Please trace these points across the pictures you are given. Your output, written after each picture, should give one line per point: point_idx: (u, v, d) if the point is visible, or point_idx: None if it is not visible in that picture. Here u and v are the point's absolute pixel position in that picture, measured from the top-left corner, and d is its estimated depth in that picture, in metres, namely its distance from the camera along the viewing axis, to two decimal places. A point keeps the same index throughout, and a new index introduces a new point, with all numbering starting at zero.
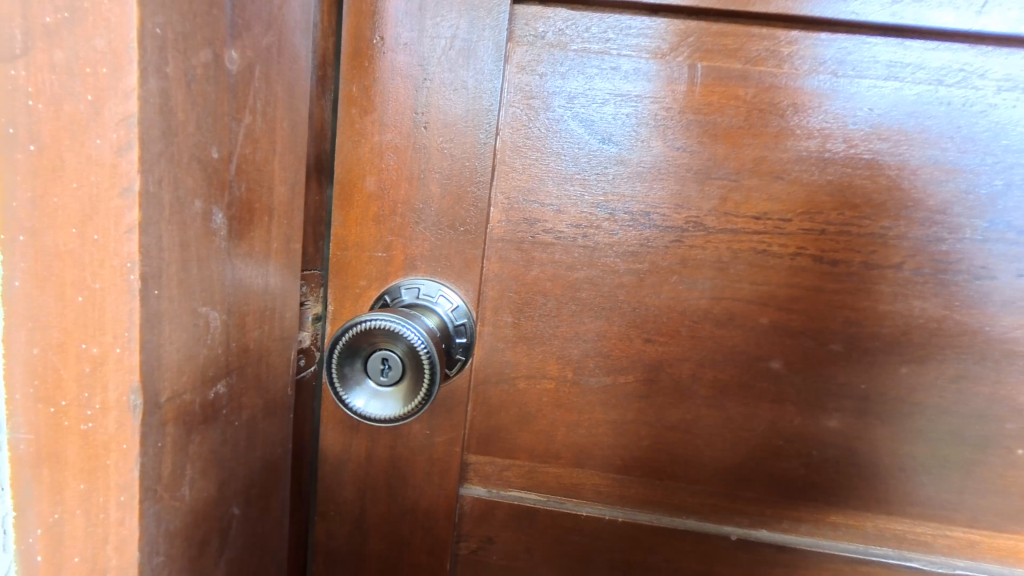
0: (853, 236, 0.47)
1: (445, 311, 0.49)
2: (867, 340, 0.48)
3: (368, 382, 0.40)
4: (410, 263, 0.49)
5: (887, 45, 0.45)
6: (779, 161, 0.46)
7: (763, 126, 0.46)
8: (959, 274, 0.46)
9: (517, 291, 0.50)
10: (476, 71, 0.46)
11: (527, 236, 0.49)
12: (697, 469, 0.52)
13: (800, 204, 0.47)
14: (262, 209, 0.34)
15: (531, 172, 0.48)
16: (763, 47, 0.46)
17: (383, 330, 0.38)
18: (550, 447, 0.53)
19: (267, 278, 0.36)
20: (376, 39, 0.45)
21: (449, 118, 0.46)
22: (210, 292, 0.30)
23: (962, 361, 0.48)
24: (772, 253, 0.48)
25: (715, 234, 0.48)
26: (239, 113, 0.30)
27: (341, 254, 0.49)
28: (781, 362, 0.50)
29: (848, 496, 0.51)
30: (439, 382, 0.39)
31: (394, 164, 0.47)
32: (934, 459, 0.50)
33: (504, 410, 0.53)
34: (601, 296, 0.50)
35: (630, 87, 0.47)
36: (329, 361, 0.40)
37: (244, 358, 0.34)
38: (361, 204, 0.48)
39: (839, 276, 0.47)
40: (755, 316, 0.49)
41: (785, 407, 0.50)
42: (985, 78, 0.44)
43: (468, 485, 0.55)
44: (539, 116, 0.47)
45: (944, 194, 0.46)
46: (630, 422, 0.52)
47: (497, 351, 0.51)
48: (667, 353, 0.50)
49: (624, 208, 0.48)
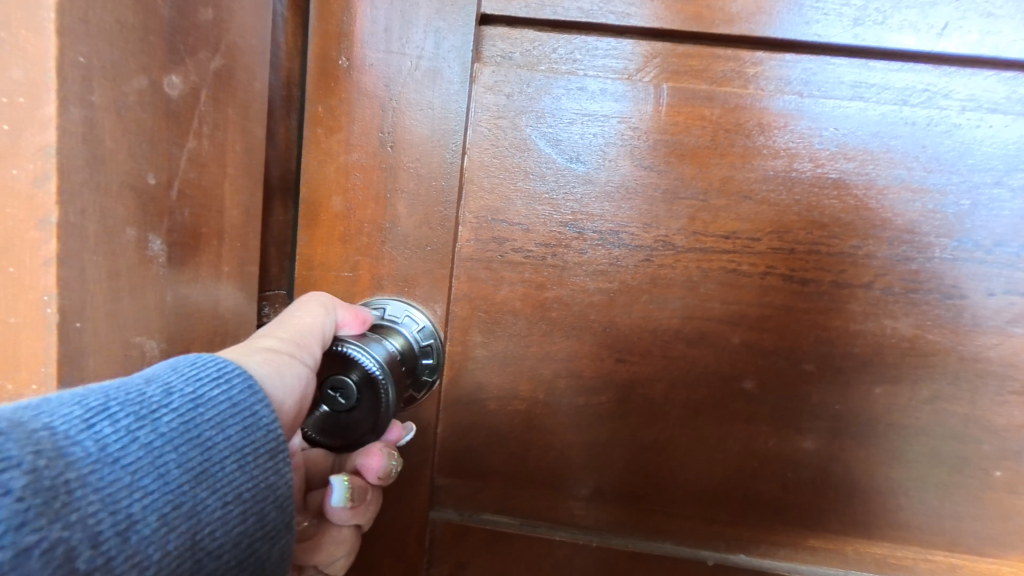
0: (823, 255, 0.46)
1: (411, 331, 0.48)
2: (840, 359, 0.48)
3: (314, 409, 0.38)
4: (377, 282, 0.49)
5: (851, 66, 0.45)
6: (746, 180, 0.46)
7: (729, 146, 0.46)
8: (930, 293, 0.46)
9: (486, 310, 0.49)
10: (442, 91, 0.46)
11: (495, 255, 0.49)
12: (670, 491, 0.51)
13: (768, 223, 0.46)
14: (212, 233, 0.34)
15: (499, 191, 0.48)
16: (729, 68, 0.46)
17: (341, 355, 0.38)
18: (523, 469, 0.52)
19: (217, 304, 0.35)
20: (342, 60, 0.45)
21: (416, 138, 0.46)
22: (162, 311, 0.30)
23: (936, 382, 0.47)
24: (741, 272, 0.47)
25: (685, 253, 0.47)
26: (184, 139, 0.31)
27: (307, 274, 0.49)
28: (754, 382, 0.49)
29: (826, 520, 0.50)
30: (392, 411, 0.38)
31: (361, 183, 0.47)
32: (912, 481, 0.49)
33: (476, 431, 0.52)
34: (571, 316, 0.49)
35: (597, 107, 0.47)
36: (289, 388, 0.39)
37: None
38: (328, 224, 0.48)
39: (810, 295, 0.47)
40: (726, 336, 0.48)
41: (759, 427, 0.49)
42: (948, 98, 0.45)
43: (439, 509, 0.53)
44: (507, 136, 0.47)
45: (912, 213, 0.45)
46: (604, 445, 0.51)
47: (467, 371, 0.50)
48: (638, 372, 0.49)
49: (593, 227, 0.48)
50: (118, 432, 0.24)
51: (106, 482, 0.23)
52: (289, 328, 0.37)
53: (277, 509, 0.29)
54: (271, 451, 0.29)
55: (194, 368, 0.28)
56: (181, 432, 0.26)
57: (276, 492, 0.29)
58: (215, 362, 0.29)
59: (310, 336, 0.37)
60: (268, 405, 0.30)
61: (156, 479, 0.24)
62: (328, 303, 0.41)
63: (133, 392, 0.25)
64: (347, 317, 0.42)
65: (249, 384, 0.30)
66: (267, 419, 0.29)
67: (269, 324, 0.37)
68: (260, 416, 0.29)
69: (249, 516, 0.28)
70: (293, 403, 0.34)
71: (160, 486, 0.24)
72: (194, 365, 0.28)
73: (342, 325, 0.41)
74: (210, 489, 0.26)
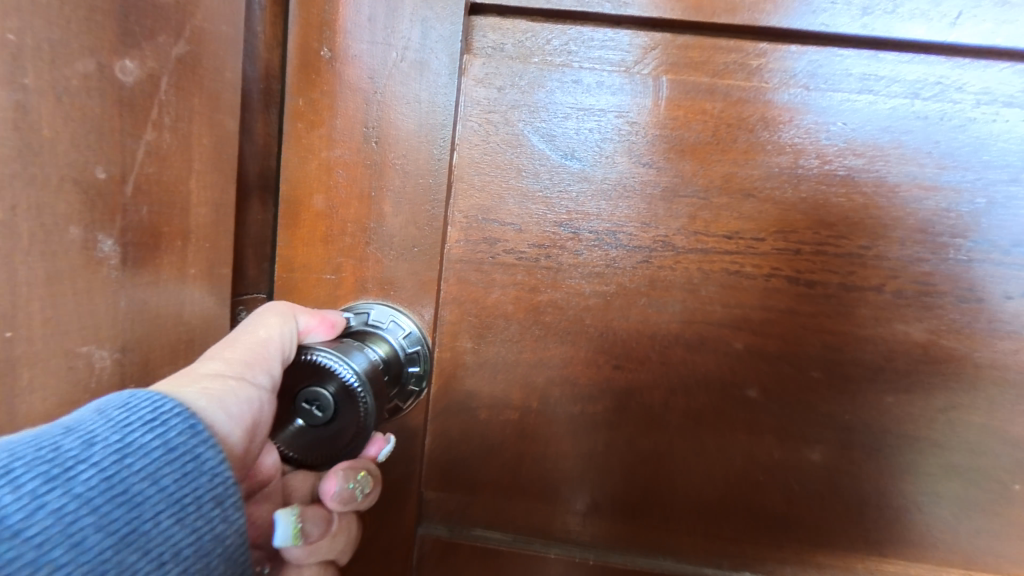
0: (829, 256, 0.44)
1: (397, 337, 0.46)
2: (848, 366, 0.45)
3: (291, 423, 0.36)
4: (362, 285, 0.46)
5: (859, 57, 0.43)
6: (748, 178, 0.44)
7: (731, 141, 0.44)
8: (944, 296, 0.44)
9: (476, 314, 0.47)
10: (429, 84, 0.43)
11: (486, 256, 0.46)
12: (670, 505, 0.49)
13: (772, 222, 0.44)
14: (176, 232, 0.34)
15: (490, 189, 0.46)
16: (730, 60, 0.44)
17: (317, 365, 0.35)
18: (515, 482, 0.50)
19: (181, 311, 0.35)
20: (324, 52, 0.43)
21: (401, 134, 0.44)
22: (111, 317, 0.31)
23: (951, 389, 0.45)
24: (744, 274, 0.45)
25: (685, 254, 0.45)
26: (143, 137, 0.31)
27: (288, 276, 0.46)
28: (758, 390, 0.46)
29: (836, 535, 0.48)
30: (372, 428, 0.35)
31: (345, 181, 0.45)
32: (926, 494, 0.46)
33: (466, 441, 0.49)
34: (566, 320, 0.47)
35: (593, 100, 0.44)
36: None
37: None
38: (309, 223, 0.46)
39: (816, 298, 0.45)
40: (728, 341, 0.46)
41: (763, 437, 0.47)
42: (962, 91, 0.42)
43: (428, 523, 0.51)
44: (498, 131, 0.45)
45: (924, 212, 0.43)
46: (600, 456, 0.48)
47: (456, 379, 0.48)
48: (636, 379, 0.47)
49: (589, 227, 0.45)
50: (26, 498, 0.22)
51: (14, 557, 0.21)
52: (239, 347, 0.34)
53: (225, 560, 0.27)
54: (214, 498, 0.27)
55: (123, 412, 0.26)
56: (104, 489, 0.24)
57: (225, 541, 0.27)
58: (149, 401, 0.27)
59: (264, 352, 0.35)
60: (212, 448, 0.28)
61: (74, 548, 0.22)
62: (287, 311, 0.38)
63: (48, 448, 0.23)
64: (312, 323, 0.39)
65: (189, 424, 0.28)
66: (212, 463, 0.28)
67: (220, 342, 0.35)
68: (200, 460, 0.27)
69: (191, 571, 0.26)
70: (248, 428, 0.32)
71: (80, 553, 0.22)
72: (124, 409, 0.26)
73: (307, 331, 0.39)
74: (143, 549, 0.24)
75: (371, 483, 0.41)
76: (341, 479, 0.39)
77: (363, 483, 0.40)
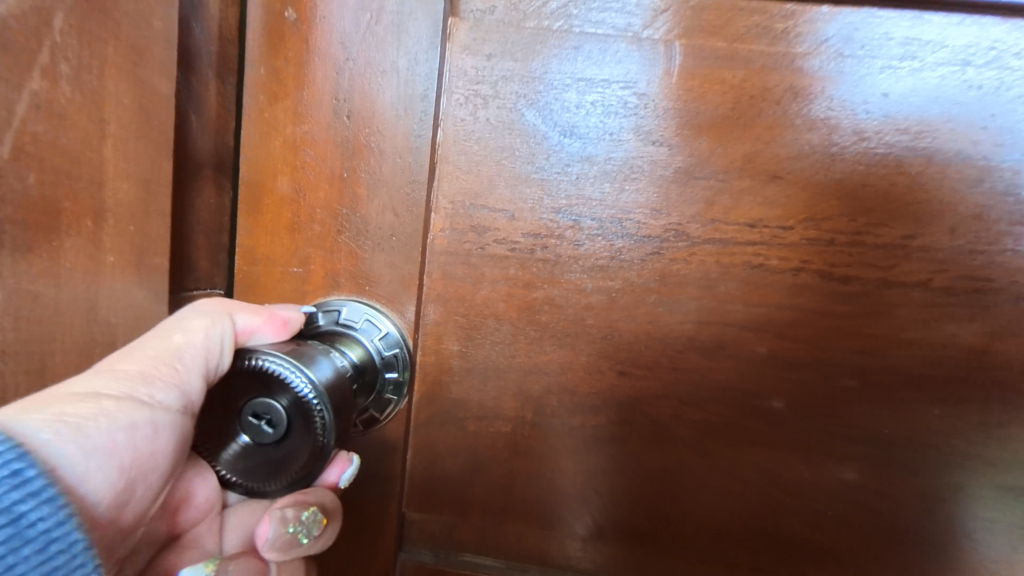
0: (867, 247, 0.38)
1: (372, 340, 0.41)
2: (887, 373, 0.40)
3: (235, 440, 0.31)
4: (333, 280, 0.41)
5: (901, 19, 0.37)
6: (774, 158, 0.38)
7: (753, 116, 0.38)
8: (1000, 294, 0.38)
9: (463, 313, 0.42)
10: (408, 50, 0.38)
11: (473, 247, 0.41)
12: (684, 533, 0.43)
13: (801, 209, 0.39)
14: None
15: (479, 172, 0.40)
16: (752, 23, 0.38)
17: (266, 373, 0.29)
18: (507, 503, 0.44)
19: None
20: (290, 15, 0.38)
21: (377, 108, 0.39)
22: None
23: (1007, 401, 0.39)
24: (769, 268, 0.39)
25: (700, 245, 0.39)
26: (44, 110, 0.31)
27: (249, 270, 0.41)
28: (784, 402, 0.41)
29: (872, 568, 0.42)
30: (331, 449, 0.29)
31: (313, 162, 0.40)
32: (976, 520, 0.41)
33: (451, 458, 0.44)
34: (564, 321, 0.41)
35: (595, 70, 0.39)
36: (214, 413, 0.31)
37: (69, 373, 0.34)
38: (273, 210, 0.40)
39: (851, 295, 0.39)
40: (750, 345, 0.40)
41: (788, 455, 0.41)
42: (1020, 57, 0.37)
43: (409, 548, 0.45)
44: (487, 106, 0.40)
45: (976, 198, 0.38)
46: (603, 475, 0.43)
47: (439, 387, 0.42)
48: (644, 388, 0.41)
49: (591, 214, 0.40)
50: None
51: None
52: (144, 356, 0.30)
53: None
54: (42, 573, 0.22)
55: None
56: None
57: None
58: None
59: (172, 363, 0.30)
60: (47, 503, 0.22)
61: None
62: (220, 311, 0.33)
63: None
64: (254, 322, 0.34)
65: (11, 472, 0.22)
66: (43, 524, 0.22)
67: (126, 346, 0.31)
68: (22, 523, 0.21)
69: None
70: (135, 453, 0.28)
71: None
72: None
73: (251, 331, 0.34)
74: None
75: (319, 524, 0.35)
76: (282, 521, 0.35)
77: (309, 523, 0.35)
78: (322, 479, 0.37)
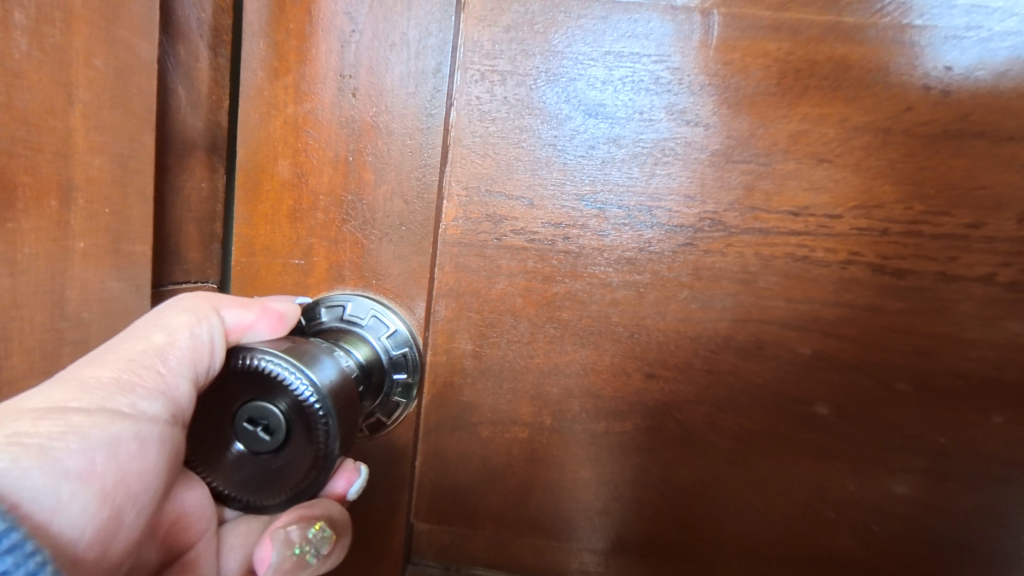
0: (924, 238, 0.35)
1: (378, 337, 0.37)
2: (945, 377, 0.36)
3: (229, 448, 0.28)
4: (336, 273, 0.38)
5: None
6: (821, 139, 0.35)
7: (799, 93, 0.35)
8: None
9: (477, 309, 0.38)
10: (419, 21, 0.35)
11: (488, 238, 0.37)
12: (715, 549, 0.40)
13: (851, 195, 0.35)
14: (45, 185, 0.28)
15: (495, 155, 0.37)
16: None
17: (263, 374, 0.26)
18: (523, 514, 0.41)
19: (62, 301, 0.29)
20: None
21: (384, 83, 0.35)
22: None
23: None
24: (815, 261, 0.36)
25: (738, 236, 0.36)
26: None
27: (247, 261, 0.38)
28: (828, 407, 0.37)
29: None
30: (335, 460, 0.26)
31: (315, 143, 0.36)
32: None
33: (463, 466, 0.40)
34: (587, 318, 0.38)
35: (624, 43, 0.35)
36: (206, 418, 0.28)
37: None
38: (272, 197, 0.37)
39: (905, 291, 0.35)
40: (793, 345, 0.37)
41: (833, 465, 0.38)
42: None
43: (418, 561, 0.42)
44: (505, 82, 0.36)
45: None
46: (629, 485, 0.40)
47: (451, 389, 0.39)
48: (674, 391, 0.38)
49: (617, 201, 0.36)
50: None
51: None
52: (118, 361, 0.26)
53: None
54: None
55: None
56: None
57: None
58: None
59: (153, 368, 0.27)
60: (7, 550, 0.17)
61: None
62: (205, 306, 0.30)
63: None
64: (246, 318, 0.31)
65: None
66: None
67: (94, 350, 0.27)
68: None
69: None
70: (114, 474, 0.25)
71: None
72: None
73: (246, 327, 0.31)
74: None
75: (329, 541, 0.33)
76: (286, 541, 0.32)
77: (319, 540, 0.32)
78: (328, 490, 0.34)
